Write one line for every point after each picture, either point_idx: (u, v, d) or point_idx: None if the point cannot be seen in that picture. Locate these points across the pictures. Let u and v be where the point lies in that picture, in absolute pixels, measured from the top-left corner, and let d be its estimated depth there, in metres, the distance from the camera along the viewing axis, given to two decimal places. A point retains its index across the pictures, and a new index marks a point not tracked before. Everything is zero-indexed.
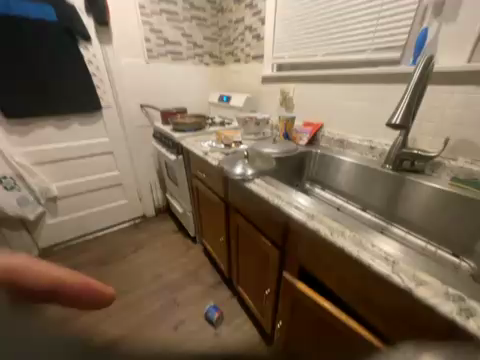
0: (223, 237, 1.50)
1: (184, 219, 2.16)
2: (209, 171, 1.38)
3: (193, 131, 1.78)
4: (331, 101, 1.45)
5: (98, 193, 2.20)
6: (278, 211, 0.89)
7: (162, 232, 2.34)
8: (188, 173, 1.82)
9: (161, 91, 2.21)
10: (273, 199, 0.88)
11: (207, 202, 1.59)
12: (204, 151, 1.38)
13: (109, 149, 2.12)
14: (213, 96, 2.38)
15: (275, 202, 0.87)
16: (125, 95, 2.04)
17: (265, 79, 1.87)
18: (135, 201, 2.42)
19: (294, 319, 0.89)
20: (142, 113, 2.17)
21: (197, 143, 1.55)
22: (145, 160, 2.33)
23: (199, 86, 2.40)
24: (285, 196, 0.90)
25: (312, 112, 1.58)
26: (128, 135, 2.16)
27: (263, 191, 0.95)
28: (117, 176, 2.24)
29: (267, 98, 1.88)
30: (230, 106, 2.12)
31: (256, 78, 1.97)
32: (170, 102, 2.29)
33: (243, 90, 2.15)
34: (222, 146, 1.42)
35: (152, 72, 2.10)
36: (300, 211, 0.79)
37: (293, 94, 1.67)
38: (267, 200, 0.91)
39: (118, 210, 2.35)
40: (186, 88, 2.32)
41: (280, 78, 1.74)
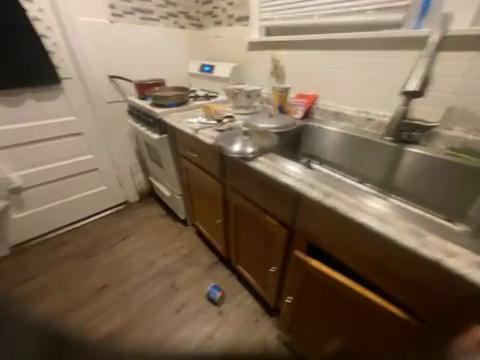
0: (219, 219, 1.45)
1: (172, 203, 2.05)
2: (201, 150, 1.27)
3: (176, 107, 1.59)
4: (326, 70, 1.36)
5: (71, 180, 1.96)
6: (288, 190, 0.85)
7: (149, 217, 2.22)
8: (174, 154, 1.67)
9: (132, 60, 1.90)
10: (283, 178, 0.83)
11: (200, 183, 1.49)
12: (194, 129, 1.25)
13: (77, 130, 1.84)
14: (193, 65, 2.13)
15: (285, 181, 0.82)
16: (89, 64, 1.72)
17: (253, 45, 1.69)
18: (115, 187, 2.22)
19: (304, 293, 0.91)
20: (111, 86, 1.88)
21: (184, 120, 1.40)
22: (122, 141, 2.09)
23: (176, 54, 2.11)
24: (293, 174, 0.85)
25: (306, 83, 1.49)
26: (98, 113, 1.88)
27: (270, 171, 0.88)
28: (92, 160, 2.00)
29: (256, 67, 1.72)
30: (214, 77, 1.92)
31: (242, 44, 1.77)
32: (143, 73, 2.00)
33: (227, 58, 1.94)
34: (213, 122, 1.30)
35: (118, 36, 1.78)
36: (315, 189, 0.76)
37: (284, 63, 1.54)
38: (275, 180, 0.86)
39: (96, 198, 2.14)
40: (160, 56, 2.03)
41: (269, 44, 1.58)
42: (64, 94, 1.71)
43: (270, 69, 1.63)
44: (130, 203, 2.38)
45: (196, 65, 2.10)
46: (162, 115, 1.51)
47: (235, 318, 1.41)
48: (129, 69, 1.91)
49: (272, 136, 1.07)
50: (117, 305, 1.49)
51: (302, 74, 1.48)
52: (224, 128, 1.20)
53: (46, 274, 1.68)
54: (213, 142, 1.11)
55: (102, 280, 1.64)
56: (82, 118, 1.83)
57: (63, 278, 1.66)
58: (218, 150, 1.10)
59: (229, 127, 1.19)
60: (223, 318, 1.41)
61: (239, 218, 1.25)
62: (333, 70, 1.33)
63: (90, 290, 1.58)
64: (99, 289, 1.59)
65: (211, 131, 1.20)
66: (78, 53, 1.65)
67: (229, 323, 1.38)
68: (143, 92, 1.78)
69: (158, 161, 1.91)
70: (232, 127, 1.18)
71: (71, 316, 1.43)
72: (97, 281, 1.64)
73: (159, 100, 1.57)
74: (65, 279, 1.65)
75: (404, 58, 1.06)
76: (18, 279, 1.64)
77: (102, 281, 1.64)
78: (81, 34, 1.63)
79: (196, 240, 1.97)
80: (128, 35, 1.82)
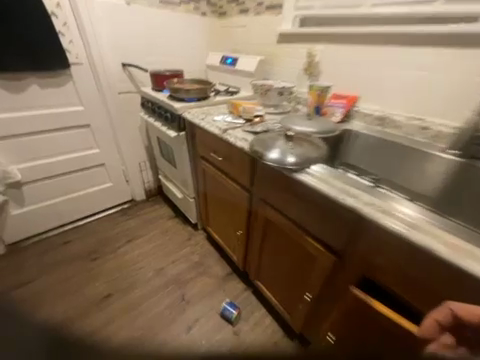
0: (241, 230, 1.29)
1: (184, 205, 1.90)
2: (229, 154, 1.11)
3: (197, 101, 1.43)
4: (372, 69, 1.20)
5: (76, 176, 1.81)
6: (352, 216, 0.69)
7: (156, 218, 2.07)
8: (191, 153, 1.52)
9: (148, 47, 1.74)
10: (350, 201, 0.68)
11: (220, 190, 1.34)
12: (221, 129, 1.09)
13: (84, 121, 1.68)
14: (212, 57, 1.95)
15: (348, 203, 0.67)
16: (102, 49, 1.56)
17: (284, 37, 1.52)
18: (122, 184, 2.07)
19: (353, 336, 0.77)
20: (124, 74, 1.71)
21: (207, 117, 1.24)
22: (132, 135, 1.93)
23: (194, 43, 1.94)
24: (356, 194, 0.70)
25: (345, 82, 1.32)
26: (108, 104, 1.72)
27: (324, 187, 0.74)
28: (99, 155, 1.85)
29: (286, 62, 1.55)
30: (236, 71, 1.75)
31: (270, 35, 1.60)
32: (159, 63, 1.83)
33: (251, 51, 1.77)
34: (242, 122, 1.15)
35: (134, 20, 1.61)
36: (394, 220, 0.61)
37: (319, 58, 1.38)
38: (332, 199, 0.71)
39: (102, 195, 2.00)
40: (178, 45, 1.86)
41: (304, 36, 1.41)
42: (72, 81, 1.54)
43: (303, 65, 1.46)
44: (137, 201, 2.23)
45: (216, 57, 1.93)
46: (181, 110, 1.35)
47: (253, 342, 1.26)
48: (144, 58, 1.75)
49: (318, 144, 0.91)
50: (121, 318, 1.35)
51: (341, 72, 1.32)
52: (259, 130, 1.03)
53: (45, 277, 1.53)
54: (248, 146, 0.95)
55: (106, 288, 1.50)
56: (90, 109, 1.67)
57: (63, 282, 1.52)
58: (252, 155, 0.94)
59: (263, 128, 1.03)
60: (239, 341, 1.26)
61: (267, 234, 1.10)
62: (381, 69, 1.16)
63: (93, 298, 1.44)
64: (103, 298, 1.45)
65: (242, 133, 1.04)
66: (90, 36, 1.48)
67: (246, 347, 1.24)
68: (160, 83, 1.63)
69: (171, 161, 1.76)
70: (267, 129, 1.02)
71: (71, 328, 1.29)
72: (100, 289, 1.50)
73: (177, 93, 1.41)
74: (65, 284, 1.51)
75: (478, 59, 0.91)
76: (14, 281, 1.51)
77: (106, 288, 1.50)
78: (96, 16, 1.46)
79: (208, 247, 1.83)
80: (146, 19, 1.65)
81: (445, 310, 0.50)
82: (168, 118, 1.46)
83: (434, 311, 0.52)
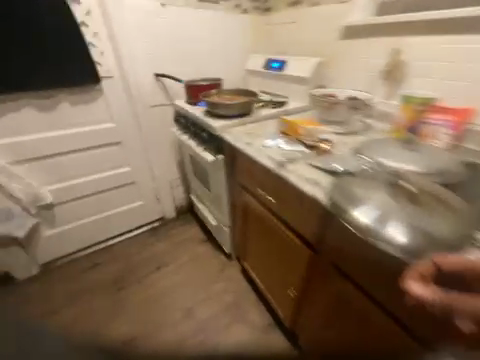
0: (291, 284, 1.02)
1: (219, 233, 1.67)
2: (288, 196, 0.82)
3: (238, 118, 1.17)
4: None
5: (106, 195, 1.69)
6: None
7: (187, 242, 1.87)
8: (230, 179, 1.27)
9: (183, 53, 1.54)
10: None
11: (266, 230, 1.08)
12: (277, 162, 0.82)
13: (114, 138, 1.55)
14: (254, 60, 1.67)
15: None
16: (134, 61, 1.41)
17: (351, 30, 1.17)
18: (153, 203, 1.91)
19: None
20: (158, 86, 1.54)
21: (255, 142, 0.97)
22: (163, 152, 1.77)
23: (233, 46, 1.68)
24: None
25: (450, 87, 0.91)
26: (140, 119, 1.57)
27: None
28: (130, 173, 1.71)
29: (352, 63, 1.20)
30: (284, 77, 1.45)
31: (331, 30, 1.26)
32: (193, 71, 1.61)
33: (303, 52, 1.45)
34: (304, 150, 0.86)
35: (169, 26, 1.44)
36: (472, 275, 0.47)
37: (408, 56, 0.99)
38: None
39: (132, 215, 1.86)
40: (215, 49, 1.62)
41: (382, 27, 1.04)
42: (103, 96, 1.42)
43: (381, 67, 1.09)
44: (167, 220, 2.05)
45: (257, 61, 1.65)
46: (222, 131, 1.11)
47: None
48: (178, 67, 1.55)
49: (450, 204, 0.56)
50: None
51: (444, 75, 0.91)
52: (338, 170, 0.73)
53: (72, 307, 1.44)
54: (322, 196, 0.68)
55: (131, 329, 1.33)
56: (121, 125, 1.54)
57: (89, 316, 1.40)
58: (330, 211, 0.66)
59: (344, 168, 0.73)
60: None
61: (321, 293, 0.83)
62: None
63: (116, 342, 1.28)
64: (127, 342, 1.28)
65: (313, 173, 0.75)
66: (123, 47, 1.35)
67: None
68: (196, 96, 1.41)
69: (206, 184, 1.54)
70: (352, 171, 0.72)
71: None
72: (125, 328, 1.35)
73: (215, 108, 1.16)
74: (90, 318, 1.39)
75: None
76: (43, 310, 1.43)
77: (131, 330, 1.33)
78: (126, 23, 1.32)
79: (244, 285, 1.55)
80: (181, 24, 1.46)
81: (427, 264, 0.43)
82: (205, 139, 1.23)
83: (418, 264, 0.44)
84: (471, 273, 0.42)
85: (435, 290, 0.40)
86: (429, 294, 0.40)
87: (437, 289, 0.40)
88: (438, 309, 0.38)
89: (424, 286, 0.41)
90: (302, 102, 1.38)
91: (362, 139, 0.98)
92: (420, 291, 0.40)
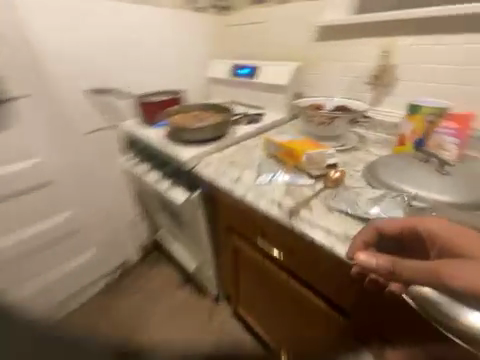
0: (310, 343, 0.81)
1: (202, 276, 1.38)
2: (305, 252, 0.61)
3: (213, 142, 0.92)
4: None
5: (35, 260, 1.20)
6: None
7: (159, 292, 1.51)
8: (210, 217, 1.00)
9: (124, 60, 1.20)
10: None
11: (269, 279, 0.85)
12: (282, 207, 0.61)
13: (39, 179, 1.11)
14: (217, 66, 1.43)
15: None
16: (58, 74, 1.04)
17: (327, 31, 1.05)
18: (108, 253, 1.47)
19: None
20: (95, 104, 1.18)
21: (243, 176, 0.74)
22: (115, 186, 1.38)
23: (190, 51, 1.41)
24: None
25: (443, 93, 0.82)
26: (75, 150, 1.18)
27: None
28: (69, 222, 1.26)
29: (331, 68, 1.08)
30: (256, 84, 1.25)
31: (305, 30, 1.12)
32: (143, 83, 1.29)
33: (272, 56, 1.28)
34: (310, 185, 0.67)
35: (104, 27, 1.11)
36: None
37: (397, 58, 0.89)
38: None
39: (79, 277, 1.38)
40: (169, 55, 1.33)
41: (363, 26, 0.94)
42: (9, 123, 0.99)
43: (368, 71, 0.97)
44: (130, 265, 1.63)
45: (221, 67, 1.42)
46: (196, 162, 0.85)
47: None
48: (123, 78, 1.21)
49: None
50: None
51: (439, 78, 0.83)
52: (372, 216, 0.52)
53: None
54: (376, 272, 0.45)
55: None
56: (48, 160, 1.12)
57: None
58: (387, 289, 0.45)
59: (384, 210, 0.52)
60: None
61: None
62: None
63: None
64: None
65: (336, 221, 0.55)
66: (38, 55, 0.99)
67: None
68: (152, 115, 1.11)
69: (179, 222, 1.24)
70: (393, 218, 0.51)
71: None
72: None
73: (182, 133, 0.91)
74: None
75: None
76: None
77: None
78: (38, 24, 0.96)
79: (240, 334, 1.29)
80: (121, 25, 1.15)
81: (372, 228, 0.46)
82: (174, 173, 0.94)
83: (360, 233, 0.47)
84: (409, 235, 0.45)
85: (384, 257, 0.41)
86: (379, 262, 0.41)
87: (385, 256, 0.41)
88: (385, 273, 0.40)
89: (374, 256, 0.42)
90: (281, 113, 1.20)
91: (365, 157, 0.84)
92: (372, 261, 0.41)
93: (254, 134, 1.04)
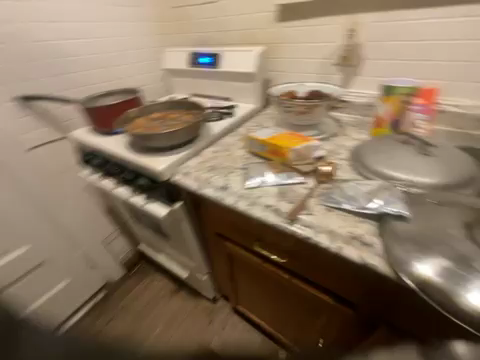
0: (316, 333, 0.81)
1: (195, 282, 1.34)
2: (308, 253, 0.58)
3: (187, 147, 0.82)
4: (454, 40, 0.75)
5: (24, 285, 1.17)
6: None
7: (156, 300, 1.53)
8: (196, 226, 0.93)
9: (64, 61, 1.03)
10: None
11: (266, 278, 0.83)
12: (279, 213, 0.56)
13: None
14: (173, 56, 1.29)
15: None
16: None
17: (287, 11, 1.00)
18: (86, 272, 1.42)
19: None
20: (31, 113, 0.99)
21: (230, 183, 0.66)
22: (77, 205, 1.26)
23: (140, 40, 1.27)
24: None
25: (407, 68, 0.85)
26: (22, 173, 1.02)
27: None
28: (36, 250, 1.16)
29: (297, 50, 1.04)
30: (221, 74, 1.15)
31: (265, 11, 1.04)
32: (91, 83, 1.14)
33: (234, 39, 1.18)
34: (303, 183, 0.63)
35: (21, 15, 0.90)
36: None
37: (364, 37, 0.88)
38: None
39: (67, 297, 1.36)
40: (114, 48, 1.17)
41: (324, 5, 0.91)
42: None
43: (337, 51, 0.95)
44: (115, 283, 1.61)
45: (178, 57, 1.27)
46: (174, 173, 0.75)
47: None
48: (66, 83, 1.06)
49: None
50: None
51: (401, 55, 0.84)
52: (377, 211, 0.50)
53: None
54: (401, 276, 0.42)
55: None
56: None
57: None
58: (410, 288, 0.43)
59: (386, 204, 0.50)
60: None
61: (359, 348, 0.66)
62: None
63: None
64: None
65: (339, 222, 0.51)
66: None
67: None
68: (110, 123, 0.94)
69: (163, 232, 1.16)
70: (397, 210, 0.48)
71: None
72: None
73: (148, 141, 0.78)
74: None
75: None
76: None
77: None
78: None
79: (235, 337, 1.33)
80: (46, 12, 0.96)
81: None
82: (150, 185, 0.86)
83: None
84: None
85: None
86: None
87: None
88: None
89: None
90: (251, 102, 1.14)
91: (347, 142, 0.83)
92: None
93: (229, 130, 0.97)
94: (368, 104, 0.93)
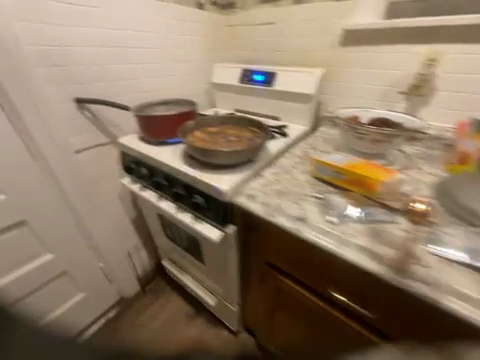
0: None
1: (220, 310, 1.23)
2: (399, 306, 0.53)
3: (248, 166, 0.76)
4: None
5: (44, 294, 1.10)
6: None
7: (172, 324, 1.41)
8: (243, 251, 0.86)
9: (124, 68, 1.04)
10: None
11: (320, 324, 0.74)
12: (379, 257, 0.48)
13: (13, 219, 0.90)
14: (223, 71, 1.29)
15: None
16: (37, 80, 0.82)
17: (354, 37, 0.98)
18: (104, 285, 1.34)
19: None
20: (84, 117, 0.97)
21: (309, 213, 0.59)
22: (109, 212, 1.20)
23: (193, 54, 1.28)
24: None
25: None
26: (66, 177, 0.98)
27: None
28: (62, 258, 1.10)
29: (359, 75, 1.02)
30: (274, 92, 1.12)
31: (329, 35, 1.03)
32: (143, 91, 1.13)
33: (289, 59, 1.17)
34: (394, 222, 0.55)
35: (92, 20, 0.91)
36: None
37: (441, 69, 0.84)
38: None
39: (83, 310, 1.27)
40: (169, 59, 1.18)
41: (398, 34, 0.89)
42: None
43: (406, 80, 0.92)
44: (129, 299, 1.51)
45: (228, 72, 1.27)
46: (237, 194, 0.68)
47: None
48: (121, 89, 1.05)
49: None
50: None
51: None
52: None
53: None
54: None
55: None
56: (28, 195, 0.90)
57: None
58: None
59: None
60: None
61: None
62: None
63: None
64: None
65: (462, 280, 0.43)
66: (10, 52, 0.75)
67: None
68: (164, 133, 0.91)
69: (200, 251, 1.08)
70: None
71: None
72: None
73: (211, 157, 0.72)
74: None
75: None
76: None
77: None
78: (5, 10, 0.72)
79: None
80: (116, 19, 0.96)
81: None
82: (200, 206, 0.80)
83: None
84: None
85: None
86: None
87: None
88: None
89: None
90: (302, 124, 1.10)
91: (421, 176, 0.76)
92: None
93: (285, 151, 0.91)
94: (436, 136, 0.89)
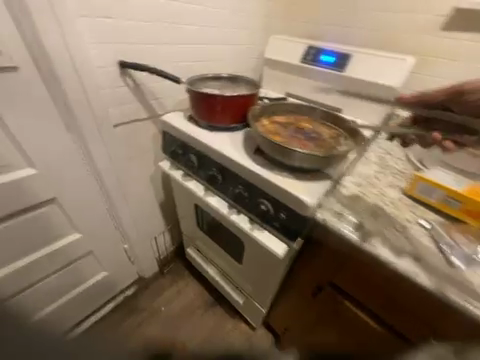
0: None
1: (245, 308, 1.19)
2: None
3: (328, 173, 0.64)
4: None
5: (69, 272, 1.06)
6: None
7: (190, 310, 1.39)
8: (296, 262, 0.77)
9: (172, 29, 0.85)
10: None
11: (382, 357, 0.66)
12: None
13: (44, 195, 0.81)
14: (280, 45, 1.09)
15: None
16: (80, 33, 0.66)
17: (466, 19, 0.77)
18: (127, 266, 1.29)
19: None
20: (126, 85, 0.82)
21: (421, 250, 0.48)
22: (139, 195, 1.11)
23: (248, 20, 1.07)
24: None
25: None
26: (101, 154, 0.86)
27: None
28: (90, 238, 1.03)
29: (456, 69, 0.83)
30: (344, 78, 0.94)
31: (431, 13, 0.82)
32: (188, 60, 0.96)
33: (366, 39, 0.97)
34: None
35: None
36: None
37: None
38: None
39: (104, 288, 1.24)
40: (222, 23, 0.98)
41: None
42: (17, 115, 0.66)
43: None
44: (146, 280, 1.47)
45: (286, 48, 1.07)
46: (319, 208, 0.57)
47: None
48: (167, 56, 0.89)
49: None
50: None
51: None
52: None
53: None
54: None
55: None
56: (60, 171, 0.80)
57: None
58: None
59: None
60: None
61: None
62: None
63: None
64: None
65: None
66: None
67: None
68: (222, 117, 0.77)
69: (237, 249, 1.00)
70: None
71: None
72: None
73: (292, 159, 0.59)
74: None
75: None
76: None
77: None
78: None
79: None
80: None
81: None
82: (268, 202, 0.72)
83: None
84: None
85: None
86: None
87: None
88: None
89: None
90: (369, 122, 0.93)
91: None
92: None
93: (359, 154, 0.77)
94: None
